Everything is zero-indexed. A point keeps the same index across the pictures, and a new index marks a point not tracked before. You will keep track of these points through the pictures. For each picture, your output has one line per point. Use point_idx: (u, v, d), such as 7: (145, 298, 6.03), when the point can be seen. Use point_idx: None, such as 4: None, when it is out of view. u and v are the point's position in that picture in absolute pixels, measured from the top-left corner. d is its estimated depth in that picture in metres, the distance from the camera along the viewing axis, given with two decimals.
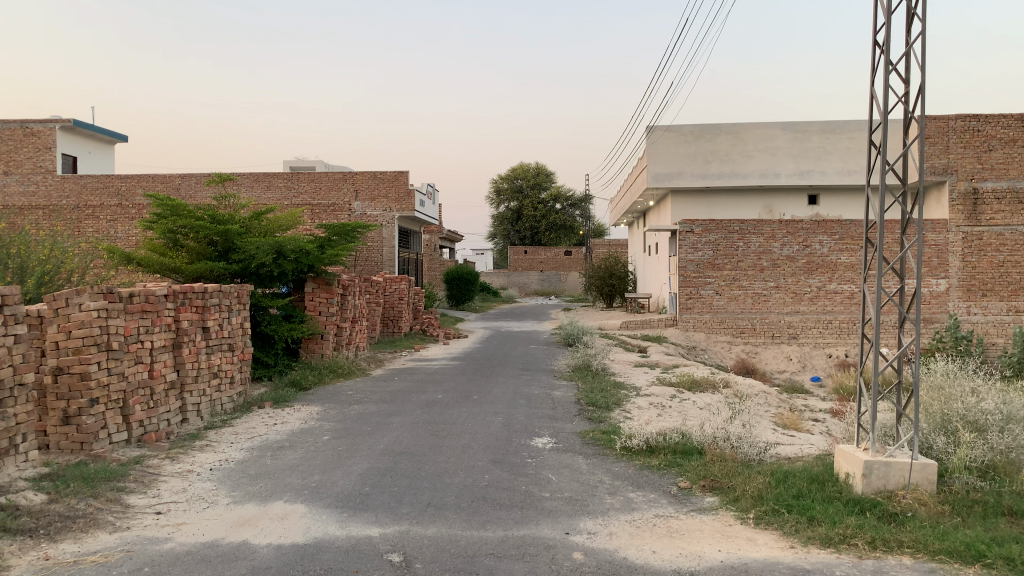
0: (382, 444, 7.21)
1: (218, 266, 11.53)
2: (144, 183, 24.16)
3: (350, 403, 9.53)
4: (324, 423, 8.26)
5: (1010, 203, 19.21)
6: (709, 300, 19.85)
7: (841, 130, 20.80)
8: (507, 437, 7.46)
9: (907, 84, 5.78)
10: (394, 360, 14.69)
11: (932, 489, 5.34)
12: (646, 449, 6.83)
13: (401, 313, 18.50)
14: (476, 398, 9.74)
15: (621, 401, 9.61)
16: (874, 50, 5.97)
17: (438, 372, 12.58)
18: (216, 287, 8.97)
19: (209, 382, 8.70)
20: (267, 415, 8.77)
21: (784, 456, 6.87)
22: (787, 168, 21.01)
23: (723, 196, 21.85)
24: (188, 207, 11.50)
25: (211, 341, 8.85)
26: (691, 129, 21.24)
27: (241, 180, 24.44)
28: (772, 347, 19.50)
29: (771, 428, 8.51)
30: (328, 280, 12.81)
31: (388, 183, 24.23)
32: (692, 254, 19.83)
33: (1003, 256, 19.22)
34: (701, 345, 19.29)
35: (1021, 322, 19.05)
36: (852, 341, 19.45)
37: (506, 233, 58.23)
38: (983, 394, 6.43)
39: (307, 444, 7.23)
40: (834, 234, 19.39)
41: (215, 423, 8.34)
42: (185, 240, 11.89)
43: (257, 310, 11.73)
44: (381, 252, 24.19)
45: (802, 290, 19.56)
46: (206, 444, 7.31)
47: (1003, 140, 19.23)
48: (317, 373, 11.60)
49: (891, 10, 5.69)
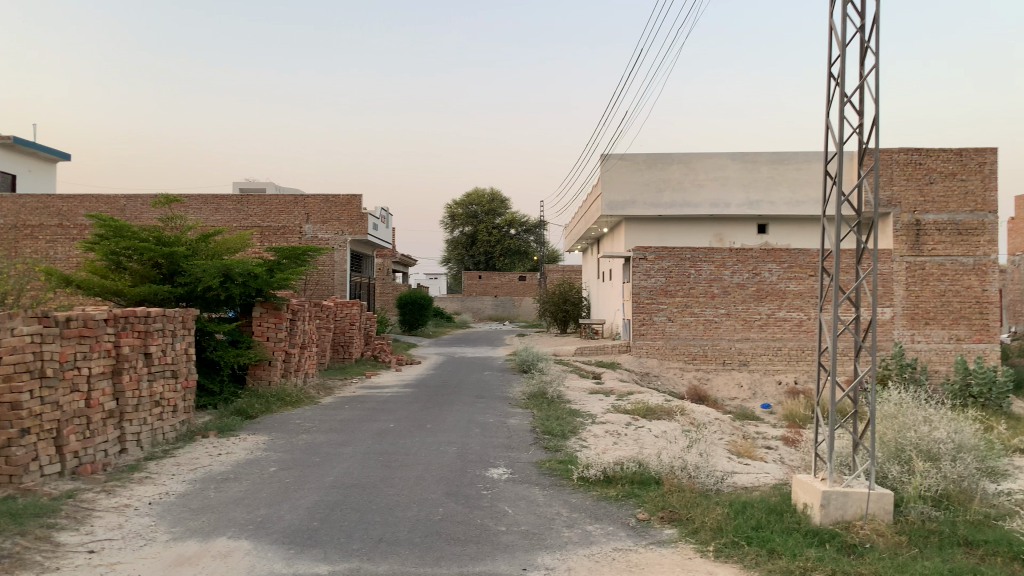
0: (332, 475, 6.96)
1: (162, 289, 11.16)
2: (86, 203, 23.48)
3: (298, 432, 9.24)
4: (271, 454, 7.96)
5: (950, 234, 19.81)
6: (662, 326, 19.95)
7: (789, 162, 21.24)
8: (461, 467, 7.28)
9: (861, 116, 5.86)
10: (345, 386, 14.37)
11: (888, 519, 5.32)
12: (603, 479, 6.72)
13: (352, 338, 18.19)
14: (429, 426, 9.53)
15: (576, 429, 9.50)
16: (829, 82, 6.07)
17: (390, 399, 12.33)
18: (160, 311, 8.65)
19: (150, 411, 8.34)
20: (211, 445, 8.44)
21: (741, 485, 6.82)
22: (737, 198, 21.33)
23: (675, 224, 22.08)
24: (132, 228, 11.14)
25: (153, 368, 8.50)
26: (644, 157, 21.43)
27: (189, 201, 23.95)
28: (723, 374, 19.65)
29: (726, 456, 8.48)
30: (277, 304, 12.50)
31: (340, 206, 23.96)
32: (645, 281, 19.97)
33: (945, 285, 19.75)
34: (654, 372, 19.35)
35: (962, 350, 19.57)
36: (801, 368, 19.71)
37: (460, 258, 58.16)
38: (936, 423, 6.48)
39: (253, 476, 6.94)
40: (783, 262, 19.71)
41: (156, 453, 7.98)
42: (129, 262, 11.48)
43: (203, 336, 11.41)
44: (332, 276, 23.82)
45: (752, 317, 19.80)
46: (145, 476, 6.97)
47: (944, 173, 19.81)
48: (264, 401, 11.26)
49: (844, 42, 5.81)
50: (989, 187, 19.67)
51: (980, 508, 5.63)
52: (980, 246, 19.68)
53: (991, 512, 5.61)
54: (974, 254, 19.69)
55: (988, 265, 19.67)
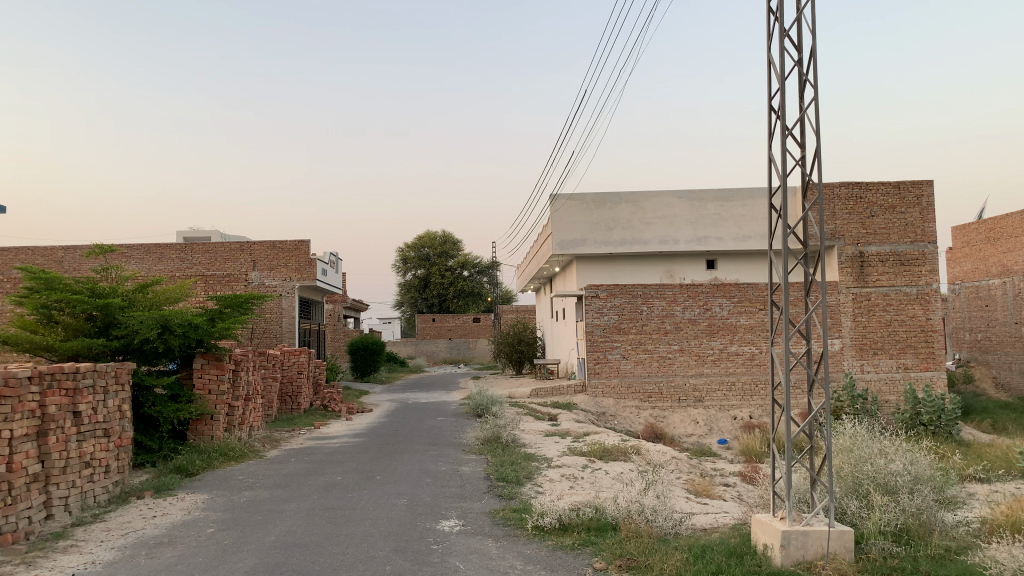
0: (273, 535, 6.60)
1: (96, 343, 10.66)
2: (21, 256, 22.67)
3: (241, 489, 8.82)
4: (209, 513, 7.55)
5: (893, 265, 20.21)
6: (616, 364, 19.86)
7: (734, 198, 21.57)
8: (411, 521, 6.97)
9: (802, 149, 5.88)
10: (293, 438, 13.88)
11: (850, 557, 5.19)
12: (559, 526, 6.48)
13: (301, 388, 17.69)
14: (379, 478, 9.19)
15: (531, 474, 9.25)
16: (770, 116, 6.11)
17: (339, 450, 11.93)
18: (90, 366, 8.23)
19: (80, 472, 7.86)
20: (146, 507, 7.97)
21: (700, 527, 6.65)
22: (685, 235, 21.54)
23: (625, 263, 22.17)
24: (64, 280, 10.67)
25: (83, 427, 8.04)
26: (592, 197, 21.60)
27: (130, 251, 23.30)
28: (678, 410, 19.57)
29: (684, 496, 8.31)
30: (219, 355, 12.05)
31: (288, 252, 23.55)
32: (598, 319, 19.91)
33: (890, 315, 20.09)
34: (610, 411, 19.19)
35: (910, 379, 19.85)
36: (755, 402, 19.75)
37: (413, 301, 57.72)
38: (892, 454, 6.41)
39: (188, 540, 6.54)
40: (732, 297, 19.88)
41: (86, 518, 7.50)
42: (61, 315, 10.96)
43: (140, 390, 10.91)
44: (281, 324, 23.30)
45: (704, 352, 19.85)
46: (72, 544, 6.51)
47: (884, 206, 20.29)
48: (206, 457, 10.76)
49: (783, 76, 5.85)
50: (926, 218, 20.25)
51: (940, 542, 5.54)
52: (922, 275, 20.18)
53: (951, 545, 5.52)
54: (917, 283, 20.16)
55: (931, 294, 20.14)
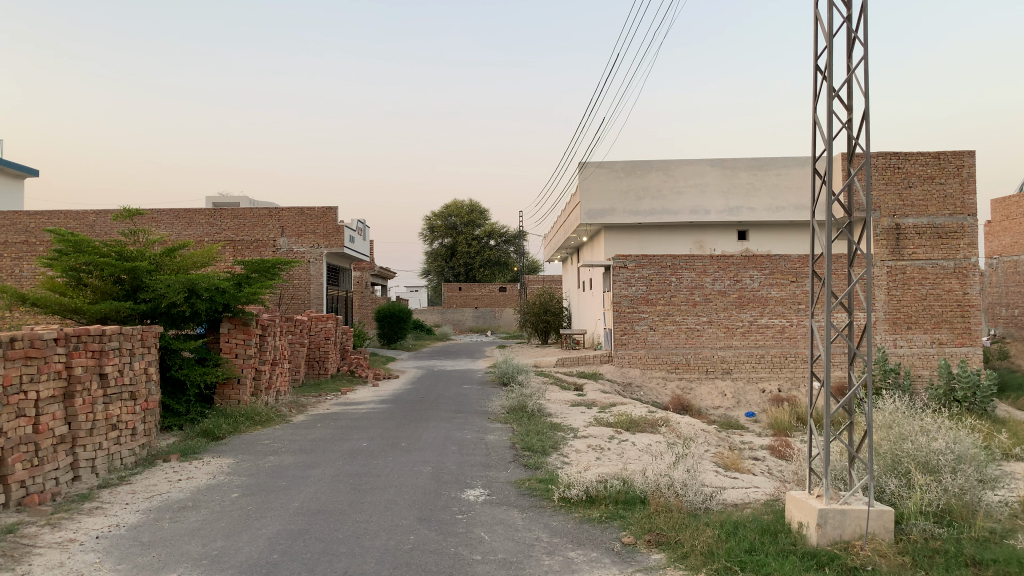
0: (297, 501, 6.54)
1: (124, 306, 10.66)
2: (53, 220, 22.86)
3: (266, 454, 8.80)
4: (234, 478, 7.52)
5: (930, 238, 19.69)
6: (644, 335, 19.65)
7: (767, 167, 21.09)
8: (436, 489, 6.88)
9: (848, 111, 5.58)
10: (319, 404, 13.88)
11: (889, 538, 5.00)
12: (586, 498, 6.35)
13: (327, 354, 17.71)
14: (404, 445, 9.12)
15: (558, 444, 9.12)
16: (816, 76, 5.81)
17: (364, 417, 11.89)
18: (116, 328, 8.19)
19: (106, 435, 7.86)
20: (172, 470, 7.97)
21: (731, 503, 6.47)
22: (716, 205, 21.15)
23: (655, 233, 21.84)
24: (92, 243, 10.65)
25: (109, 389, 8.03)
26: (622, 165, 21.23)
27: (160, 216, 23.40)
28: (706, 382, 19.36)
29: (713, 470, 8.14)
30: (245, 320, 12.02)
31: (315, 219, 23.49)
32: (626, 289, 19.66)
33: (926, 289, 19.62)
34: (637, 382, 19.04)
35: (945, 354, 19.43)
36: (785, 375, 19.46)
37: (440, 270, 57.72)
38: (934, 432, 6.16)
39: (213, 504, 6.51)
40: (764, 268, 19.49)
41: (112, 480, 7.51)
42: (89, 278, 10.97)
43: (167, 354, 10.94)
44: (308, 290, 23.34)
45: (734, 324, 19.55)
46: (97, 507, 6.49)
47: (922, 177, 19.70)
48: (232, 421, 10.77)
49: (831, 34, 5.55)
50: (967, 190, 19.64)
51: (984, 523, 5.32)
52: (960, 249, 19.59)
53: (996, 527, 5.29)
54: (955, 257, 19.60)
55: (969, 268, 19.59)
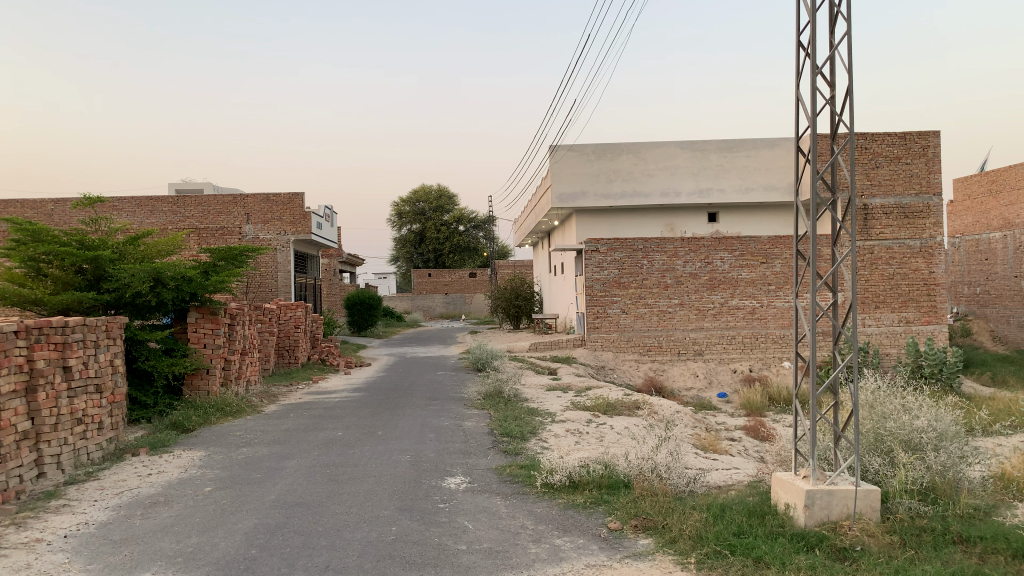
0: (273, 494, 6.37)
1: (87, 296, 10.32)
2: (10, 208, 22.19)
3: (239, 445, 8.59)
4: (206, 471, 7.31)
5: (897, 218, 19.86)
6: (616, 318, 19.64)
7: (737, 149, 21.14)
8: (416, 478, 6.76)
9: (832, 88, 5.51)
10: (290, 393, 13.66)
11: (876, 518, 4.99)
12: (569, 484, 6.26)
13: (297, 342, 17.43)
14: (380, 434, 8.96)
15: (536, 429, 9.03)
16: (798, 53, 5.74)
17: (337, 405, 11.69)
18: (79, 320, 7.92)
19: (72, 429, 7.60)
20: (141, 464, 7.74)
21: (715, 485, 6.42)
22: (686, 187, 21.18)
23: (626, 216, 21.82)
24: (51, 232, 10.30)
25: (73, 382, 7.76)
26: (593, 148, 21.13)
27: (121, 204, 22.83)
28: (678, 364, 19.42)
29: (693, 452, 8.12)
30: (213, 309, 11.73)
31: (282, 205, 23.08)
32: (598, 273, 19.60)
33: (893, 268, 19.83)
34: (610, 365, 19.02)
35: (911, 333, 19.69)
36: (756, 355, 19.58)
37: (409, 255, 57.29)
38: (916, 410, 6.15)
39: (185, 499, 6.32)
40: (734, 250, 19.57)
41: (79, 476, 7.26)
42: (49, 268, 10.60)
43: (133, 345, 10.64)
44: (276, 277, 22.97)
45: (705, 306, 19.63)
46: (63, 504, 6.26)
47: (889, 157, 19.89)
48: (202, 413, 10.52)
49: (814, 8, 5.48)
50: (932, 169, 19.86)
51: (968, 500, 5.32)
52: (926, 228, 19.83)
53: (980, 504, 5.30)
54: (921, 236, 19.82)
55: (934, 247, 19.82)
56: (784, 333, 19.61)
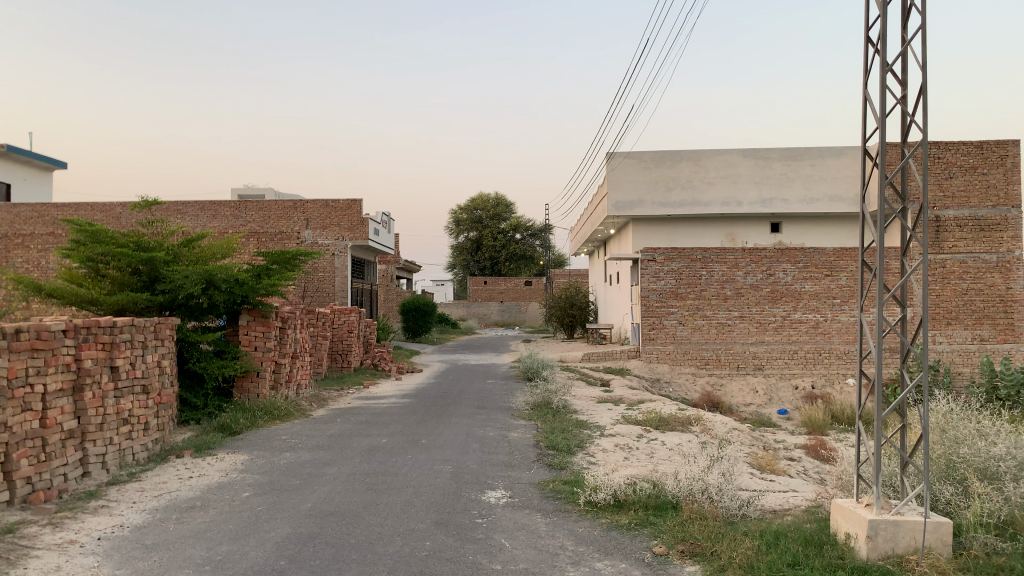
0: (310, 502, 6.23)
1: (142, 297, 10.43)
2: (80, 212, 22.89)
3: (282, 450, 8.52)
4: (246, 476, 7.23)
5: (972, 230, 18.95)
6: (673, 330, 19.17)
7: (802, 157, 20.48)
8: (455, 490, 6.54)
9: (903, 86, 5.12)
10: (340, 398, 13.63)
11: (948, 553, 4.57)
12: (613, 503, 5.96)
13: (350, 347, 17.45)
14: (424, 443, 8.79)
15: (584, 443, 8.74)
16: (866, 49, 5.36)
17: (385, 412, 11.59)
18: (127, 320, 7.96)
19: (117, 429, 7.61)
20: (183, 466, 7.70)
21: (770, 509, 6.04)
22: (748, 196, 20.59)
23: (684, 225, 21.35)
24: (109, 232, 10.44)
25: (120, 383, 7.79)
26: (651, 155, 20.74)
27: (186, 208, 23.35)
28: (736, 379, 18.83)
29: (748, 472, 7.73)
30: (264, 312, 11.74)
31: (340, 211, 23.26)
32: (654, 283, 19.20)
33: (966, 284, 18.92)
34: (665, 378, 18.55)
35: (986, 351, 18.71)
36: (818, 371, 18.86)
37: (465, 263, 57.47)
38: (994, 436, 5.67)
39: (221, 504, 6.22)
40: (798, 262, 18.91)
41: (122, 477, 7.25)
42: (107, 269, 10.75)
43: (186, 346, 10.74)
44: (332, 282, 23.15)
45: (766, 319, 19.02)
46: (102, 505, 6.23)
47: (964, 167, 19.01)
48: (250, 416, 10.51)
49: (885, 2, 5.10)
50: (1011, 180, 18.89)
51: None
52: (1003, 242, 18.85)
53: None
54: (997, 250, 18.86)
55: (1012, 262, 18.84)
56: (849, 348, 18.85)
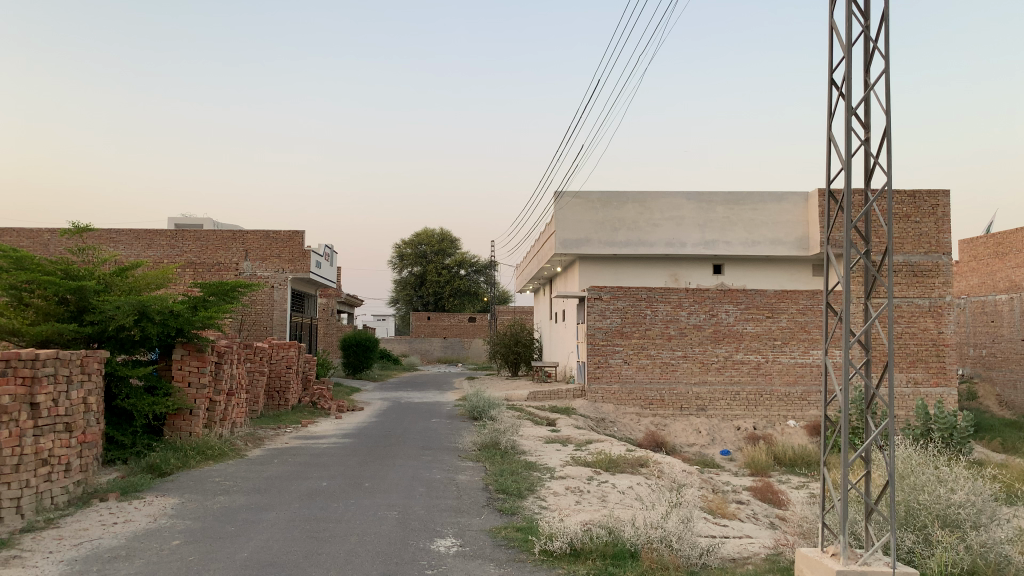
0: (246, 551, 5.81)
1: (67, 328, 9.84)
2: (4, 237, 21.83)
3: (215, 494, 8.02)
4: (177, 522, 6.74)
5: (906, 276, 19.48)
6: (617, 369, 19.11)
7: (744, 202, 20.85)
8: (402, 539, 6.20)
9: (868, 131, 5.43)
10: (276, 437, 13.07)
11: None
12: (570, 552, 5.71)
13: (288, 383, 16.87)
14: (367, 486, 8.42)
15: (534, 486, 8.49)
16: (831, 93, 5.69)
17: (325, 452, 11.11)
18: (51, 354, 7.44)
19: (35, 471, 7.04)
20: (107, 512, 7.15)
21: (729, 558, 5.88)
22: (692, 238, 20.83)
23: (630, 265, 21.43)
24: (35, 259, 9.87)
25: (40, 420, 7.24)
26: (598, 195, 20.86)
27: (119, 236, 22.50)
28: (680, 419, 18.80)
29: (703, 517, 7.59)
30: (200, 346, 11.23)
31: (281, 243, 22.71)
32: (600, 322, 19.15)
33: (901, 328, 19.37)
34: (610, 418, 18.40)
35: (919, 394, 19.12)
36: (760, 413, 18.98)
37: (408, 298, 56.88)
38: (952, 482, 5.64)
39: (148, 553, 5.76)
40: (740, 303, 19.14)
41: (38, 524, 6.68)
42: (32, 297, 10.13)
43: (114, 381, 10.16)
44: (272, 316, 22.50)
45: (709, 360, 19.12)
46: (14, 556, 5.70)
47: (898, 215, 19.64)
48: (181, 456, 9.94)
49: (850, 45, 5.21)
50: (942, 229, 19.54)
51: None
52: (935, 287, 19.42)
53: None
54: (930, 295, 19.39)
55: (943, 307, 19.38)
56: (789, 390, 19.05)
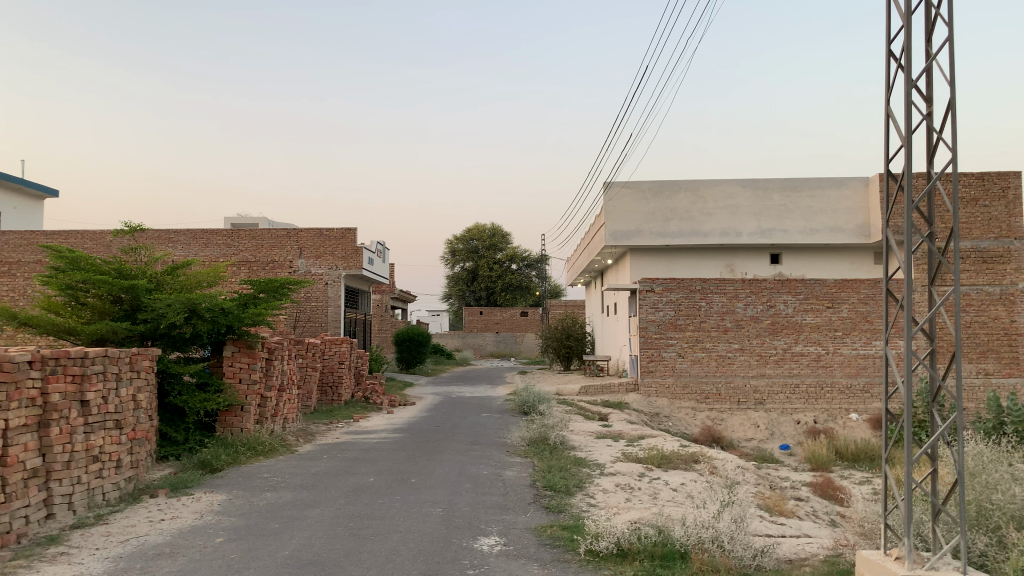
0: (288, 549, 5.75)
1: (121, 327, 9.99)
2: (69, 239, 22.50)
3: (263, 490, 8.04)
4: (223, 519, 6.74)
5: (974, 263, 18.66)
6: (672, 362, 18.73)
7: (801, 189, 20.22)
8: (445, 536, 6.08)
9: (930, 103, 5.07)
10: (328, 433, 13.13)
11: None
12: (617, 553, 5.51)
13: (341, 379, 16.98)
14: (414, 482, 8.32)
15: (582, 483, 8.26)
16: (889, 64, 5.31)
17: (373, 448, 11.06)
18: (99, 352, 7.53)
19: (86, 468, 7.13)
20: (155, 508, 7.19)
21: (785, 559, 5.60)
22: (748, 227, 20.27)
23: (683, 255, 20.98)
24: (90, 259, 10.05)
25: (90, 418, 7.32)
26: (649, 185, 20.48)
27: (178, 237, 22.99)
28: (737, 413, 18.33)
29: (758, 516, 7.28)
30: (250, 343, 11.31)
31: (334, 240, 22.88)
32: (653, 314, 18.81)
33: (970, 316, 18.53)
34: (665, 412, 18.03)
35: (990, 386, 18.23)
36: (821, 406, 18.39)
37: (461, 294, 57.05)
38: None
39: (192, 550, 5.75)
40: (799, 294, 18.57)
41: (88, 520, 6.75)
42: (87, 296, 10.32)
43: (166, 378, 10.29)
44: (326, 313, 22.68)
45: (767, 352, 18.60)
46: (63, 552, 5.74)
47: (965, 199, 18.81)
48: (232, 451, 10.00)
49: (909, 12, 4.88)
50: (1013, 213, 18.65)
51: None
52: (1006, 274, 18.57)
53: None
54: (1001, 282, 18.53)
55: (1015, 295, 18.50)
56: (851, 382, 18.41)
